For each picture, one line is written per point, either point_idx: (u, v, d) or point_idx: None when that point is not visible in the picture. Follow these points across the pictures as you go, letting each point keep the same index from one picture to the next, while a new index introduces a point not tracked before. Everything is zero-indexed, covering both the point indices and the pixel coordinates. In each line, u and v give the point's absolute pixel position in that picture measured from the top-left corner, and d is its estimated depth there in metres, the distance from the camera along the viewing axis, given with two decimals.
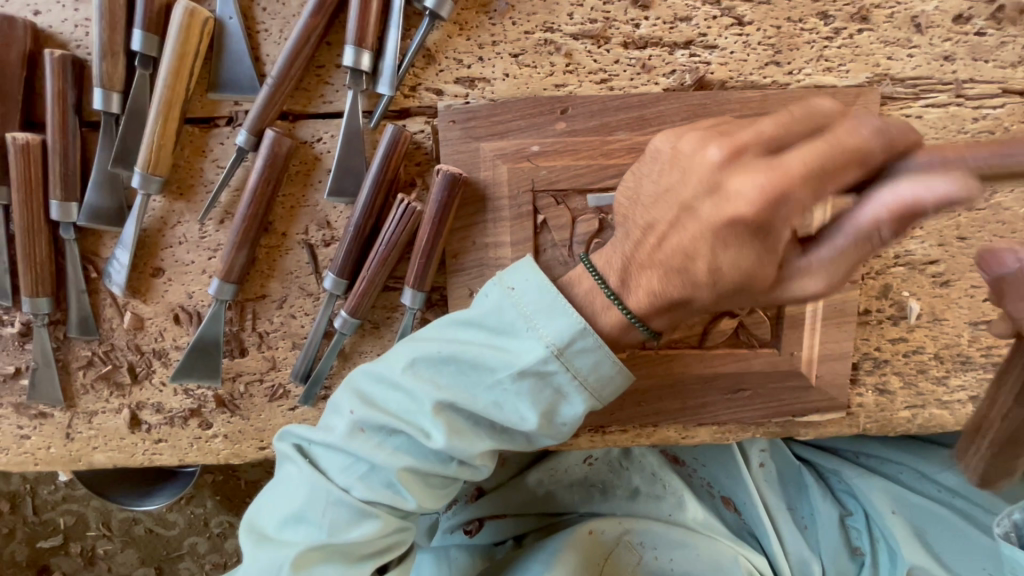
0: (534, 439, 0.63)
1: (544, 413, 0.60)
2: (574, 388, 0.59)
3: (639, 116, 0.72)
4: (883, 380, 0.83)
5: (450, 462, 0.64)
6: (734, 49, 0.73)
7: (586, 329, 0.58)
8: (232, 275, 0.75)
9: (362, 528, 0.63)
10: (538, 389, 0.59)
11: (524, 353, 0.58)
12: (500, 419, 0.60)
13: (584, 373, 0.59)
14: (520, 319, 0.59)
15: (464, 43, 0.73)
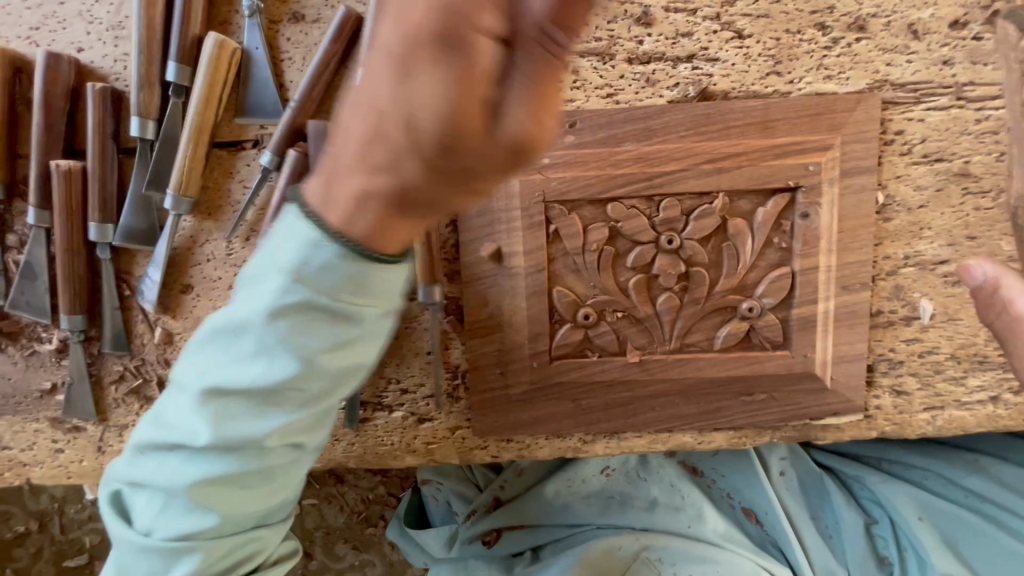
0: (325, 388, 0.59)
1: (321, 350, 0.56)
2: (340, 306, 0.55)
3: (645, 128, 0.75)
4: (900, 382, 0.83)
5: (255, 444, 0.60)
6: (735, 61, 0.76)
7: (322, 241, 0.52)
8: None
9: (214, 528, 0.62)
10: (306, 322, 0.55)
11: (270, 292, 0.55)
12: (259, 388, 0.57)
13: (360, 298, 0.55)
14: (271, 265, 0.54)
15: None
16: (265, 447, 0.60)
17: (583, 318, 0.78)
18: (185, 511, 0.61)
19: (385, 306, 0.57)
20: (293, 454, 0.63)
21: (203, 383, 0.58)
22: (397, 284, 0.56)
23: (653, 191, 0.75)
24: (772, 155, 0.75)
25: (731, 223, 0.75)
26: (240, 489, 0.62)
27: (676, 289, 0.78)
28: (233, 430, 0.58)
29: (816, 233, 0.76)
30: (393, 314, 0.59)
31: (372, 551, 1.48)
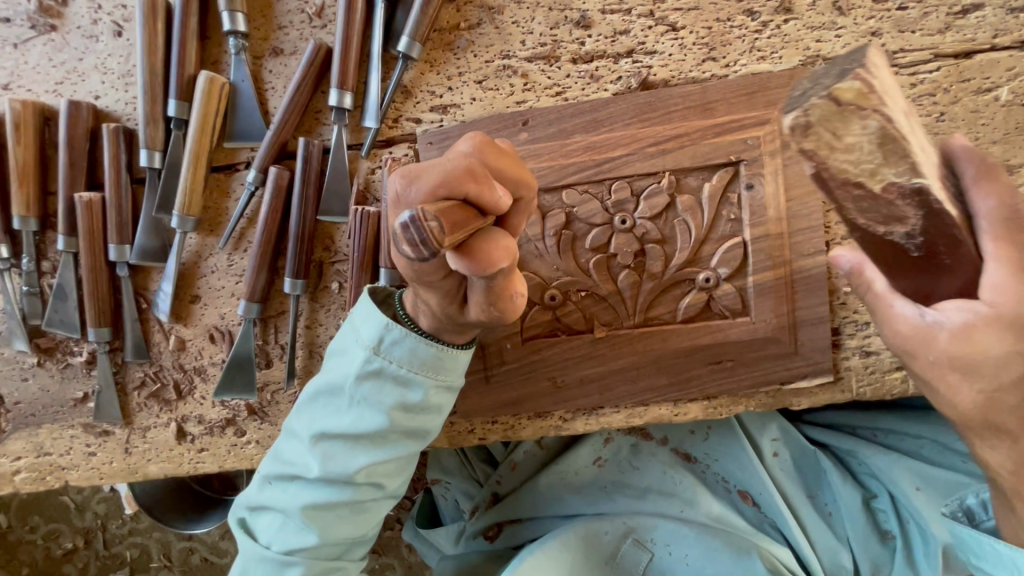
0: (401, 438, 0.77)
1: (396, 404, 0.74)
2: (407, 374, 0.74)
3: (592, 119, 0.81)
4: (867, 343, 0.85)
5: (347, 487, 0.77)
6: (672, 52, 0.82)
7: (392, 325, 0.73)
8: (256, 295, 0.87)
9: (312, 548, 0.78)
10: (379, 385, 0.75)
11: (354, 366, 0.75)
12: (355, 434, 0.75)
13: (430, 370, 0.74)
14: (354, 338, 0.76)
15: (435, 77, 0.85)
16: (353, 483, 0.77)
17: (550, 299, 0.84)
18: (292, 536, 0.78)
19: (443, 383, 0.76)
20: (375, 493, 0.79)
21: (309, 436, 0.77)
22: (456, 368, 0.76)
23: (603, 175, 0.81)
24: (713, 134, 0.80)
25: (680, 199, 0.80)
26: (262, 548, 0.80)
27: (635, 265, 0.83)
28: (331, 476, 0.76)
29: (763, 202, 0.80)
30: (446, 388, 0.76)
31: (391, 554, 1.53)
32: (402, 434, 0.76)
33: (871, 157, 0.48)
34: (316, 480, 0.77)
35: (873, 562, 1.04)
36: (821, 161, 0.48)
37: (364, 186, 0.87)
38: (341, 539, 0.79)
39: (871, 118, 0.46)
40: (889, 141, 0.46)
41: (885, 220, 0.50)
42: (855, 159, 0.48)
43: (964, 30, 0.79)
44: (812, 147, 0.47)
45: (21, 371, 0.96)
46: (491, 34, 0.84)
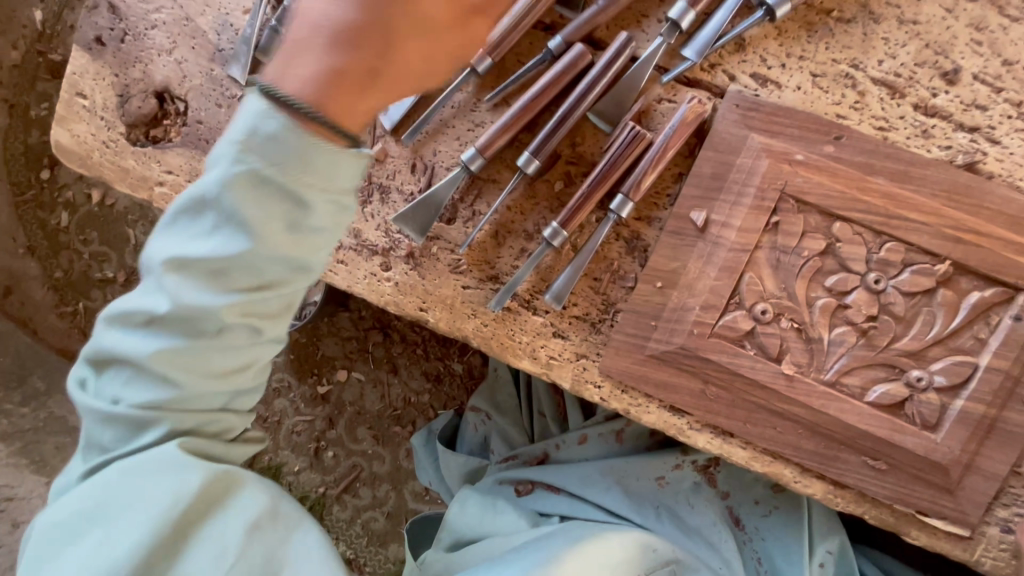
0: (267, 266, 0.63)
1: (280, 223, 0.61)
2: (288, 177, 0.60)
3: (904, 171, 0.77)
4: (1016, 522, 0.82)
5: (215, 328, 0.63)
6: (1015, 151, 0.77)
7: (269, 111, 0.59)
8: (487, 151, 0.83)
9: (172, 402, 0.66)
10: (254, 196, 0.60)
11: (209, 183, 0.61)
12: (220, 259, 0.61)
13: (316, 174, 0.61)
14: (221, 144, 0.61)
15: (776, 47, 0.81)
16: (221, 324, 0.64)
17: (760, 312, 0.80)
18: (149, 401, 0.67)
19: (329, 189, 0.62)
20: (252, 336, 0.66)
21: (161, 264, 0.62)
22: (351, 167, 0.63)
23: (886, 229, 0.76)
24: (1013, 249, 0.75)
25: (943, 292, 0.76)
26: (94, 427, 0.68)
27: (859, 328, 0.78)
28: (188, 305, 0.62)
29: (1019, 339, 0.75)
30: (345, 195, 0.64)
31: (388, 447, 1.52)
32: (275, 279, 0.64)
33: None
34: (165, 317, 0.63)
35: None
36: None
37: (645, 109, 0.83)
38: (184, 410, 0.67)
39: None
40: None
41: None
42: None
43: None
44: None
45: (220, 96, 0.92)
46: (854, 37, 0.79)
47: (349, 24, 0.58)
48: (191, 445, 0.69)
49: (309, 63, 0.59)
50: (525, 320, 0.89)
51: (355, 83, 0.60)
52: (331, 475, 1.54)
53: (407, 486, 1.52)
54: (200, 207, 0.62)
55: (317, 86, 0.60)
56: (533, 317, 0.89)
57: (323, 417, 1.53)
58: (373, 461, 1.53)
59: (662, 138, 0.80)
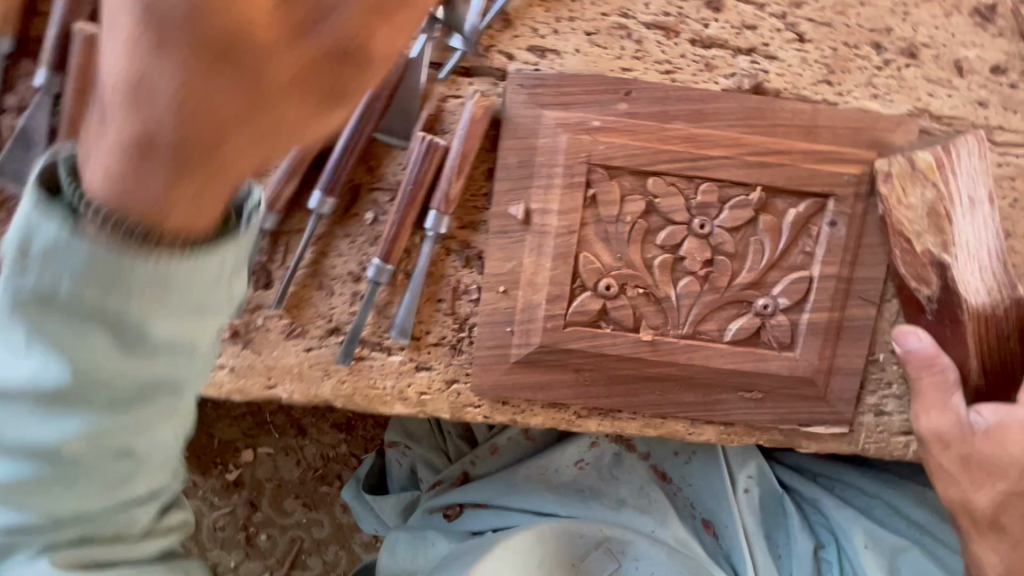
0: (121, 350, 0.42)
1: (132, 278, 0.39)
2: (138, 215, 0.39)
3: (697, 110, 0.75)
4: (884, 402, 0.87)
5: (48, 437, 0.44)
6: (793, 62, 0.77)
7: (137, 56, 0.38)
8: (276, 205, 0.74)
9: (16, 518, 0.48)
10: (75, 224, 0.38)
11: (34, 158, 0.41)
12: (31, 332, 0.40)
13: (197, 215, 0.40)
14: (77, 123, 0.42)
15: (543, 14, 0.76)
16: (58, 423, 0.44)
17: (605, 288, 0.78)
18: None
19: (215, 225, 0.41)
20: (116, 450, 0.48)
21: None
22: (230, 189, 0.41)
23: (696, 172, 0.75)
24: (812, 160, 0.76)
25: (763, 218, 0.77)
26: None
27: (699, 275, 0.78)
28: (5, 407, 0.43)
29: (840, 242, 0.78)
30: (222, 250, 0.42)
31: (322, 510, 1.42)
32: (126, 365, 0.42)
33: (920, 223, 0.76)
34: None
35: None
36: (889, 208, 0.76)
37: (433, 113, 0.76)
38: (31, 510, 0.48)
39: (926, 192, 0.76)
40: (935, 214, 0.76)
41: (919, 277, 0.77)
42: (912, 217, 0.76)
43: None
44: (884, 194, 0.76)
45: None
46: None
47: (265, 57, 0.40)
48: (59, 563, 0.51)
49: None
50: (383, 364, 0.83)
51: (217, 49, 0.38)
52: (273, 557, 1.41)
53: (355, 541, 1.43)
54: (25, 265, 0.39)
55: (207, 120, 0.38)
56: (391, 357, 0.83)
57: (243, 502, 1.40)
58: (311, 528, 1.43)
59: (459, 142, 0.74)
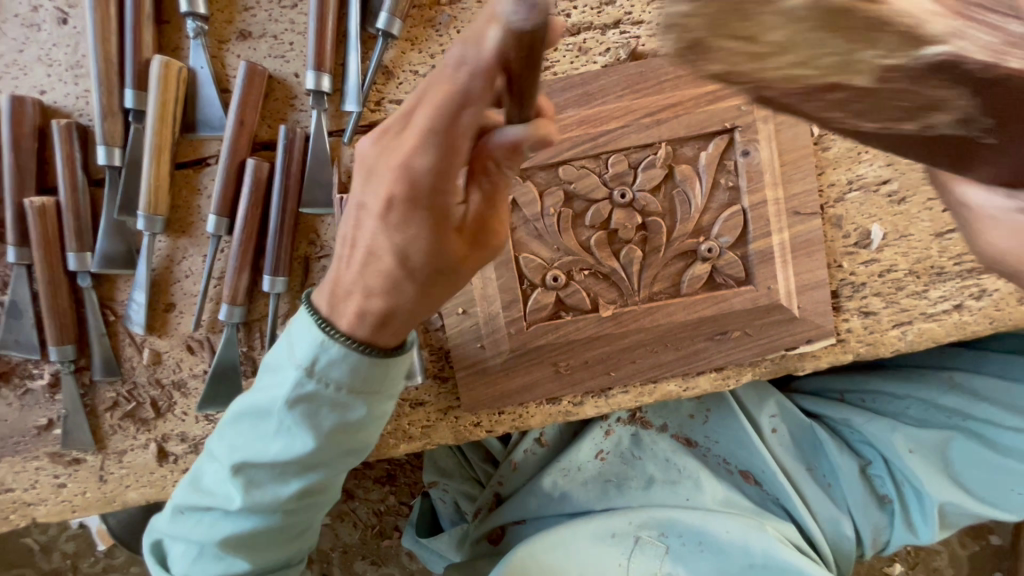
0: (335, 462, 0.68)
1: (333, 435, 0.65)
2: (343, 398, 0.63)
3: (583, 93, 0.79)
4: (865, 304, 0.86)
5: (281, 508, 0.70)
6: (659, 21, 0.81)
7: (324, 342, 0.61)
8: (238, 297, 0.81)
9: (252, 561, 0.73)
10: (309, 414, 0.64)
11: (279, 387, 0.64)
12: (283, 462, 0.66)
13: (368, 388, 0.63)
14: (286, 352, 0.64)
15: (417, 55, 0.81)
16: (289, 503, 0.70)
17: (553, 280, 0.81)
18: (278, 469, 0.67)
19: (382, 395, 0.65)
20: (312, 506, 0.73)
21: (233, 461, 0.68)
22: (398, 372, 0.65)
23: (600, 149, 0.79)
24: (705, 102, 0.79)
25: (677, 170, 0.79)
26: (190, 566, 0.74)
27: (637, 240, 0.81)
28: (260, 499, 0.68)
29: (759, 168, 0.80)
30: (387, 396, 0.66)
31: (391, 564, 1.46)
32: (334, 469, 0.69)
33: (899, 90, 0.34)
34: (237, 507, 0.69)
35: (874, 528, 1.09)
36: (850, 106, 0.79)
37: (346, 175, 0.82)
38: (264, 546, 0.73)
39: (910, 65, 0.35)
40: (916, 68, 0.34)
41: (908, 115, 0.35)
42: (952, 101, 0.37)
43: None
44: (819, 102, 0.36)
45: None
46: (473, 8, 0.80)
47: (434, 245, 0.56)
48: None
49: (416, 233, 0.55)
50: None
51: (460, 238, 0.58)
52: None
53: None
54: (292, 409, 0.63)
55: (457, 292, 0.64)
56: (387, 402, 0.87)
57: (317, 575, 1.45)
58: None
59: None
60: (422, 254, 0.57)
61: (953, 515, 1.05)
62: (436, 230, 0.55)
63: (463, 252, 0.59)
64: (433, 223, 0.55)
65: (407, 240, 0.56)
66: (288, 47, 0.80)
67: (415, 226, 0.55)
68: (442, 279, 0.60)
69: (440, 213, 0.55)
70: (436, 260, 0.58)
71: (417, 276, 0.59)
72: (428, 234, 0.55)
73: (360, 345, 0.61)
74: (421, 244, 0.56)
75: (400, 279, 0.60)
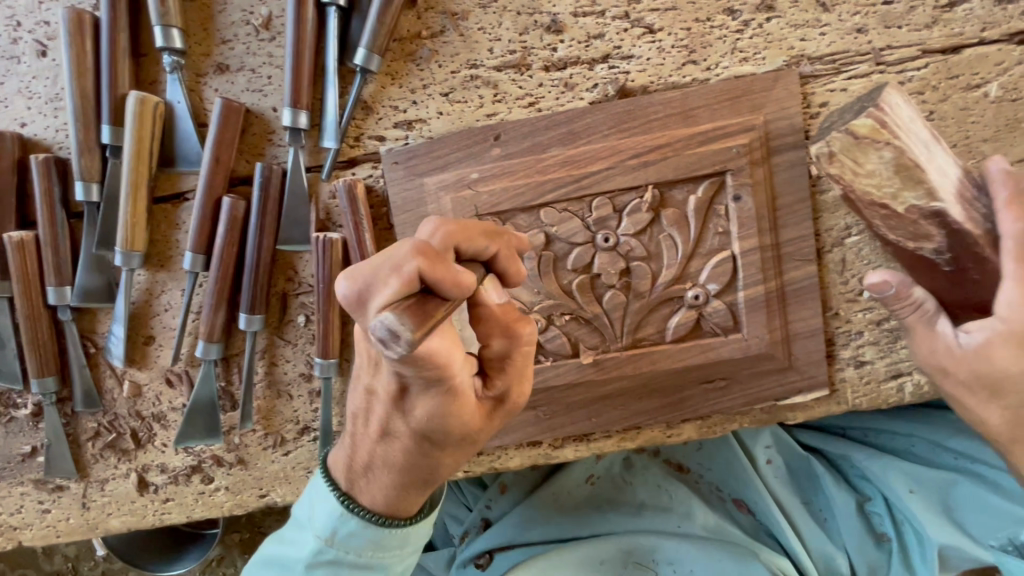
0: None
1: None
2: (365, 559, 0.65)
3: (568, 132, 0.76)
4: (861, 353, 0.82)
5: None
6: (650, 55, 0.77)
7: (347, 514, 0.63)
8: (215, 335, 0.81)
9: None
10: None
11: (302, 547, 0.65)
12: None
13: (389, 551, 0.65)
14: (309, 513, 0.66)
15: (397, 90, 0.78)
16: None
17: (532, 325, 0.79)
18: None
19: (403, 553, 0.67)
20: None
21: None
22: (416, 533, 0.67)
23: (583, 191, 0.76)
24: (696, 143, 0.75)
25: (664, 214, 0.76)
26: None
27: (620, 285, 0.78)
28: None
29: (752, 213, 0.76)
30: (409, 552, 0.68)
31: None
32: None
33: (892, 182, 0.57)
34: None
35: (871, 568, 1.03)
36: (847, 182, 0.59)
37: (324, 212, 0.80)
38: None
39: (886, 149, 0.55)
40: (905, 170, 0.56)
41: (914, 236, 0.59)
42: (874, 183, 0.57)
43: (952, 24, 0.75)
44: (836, 173, 0.58)
45: None
46: (455, 42, 0.78)
47: (454, 416, 0.56)
48: None
49: (432, 401, 0.55)
50: None
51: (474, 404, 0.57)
52: None
53: None
54: (315, 567, 0.65)
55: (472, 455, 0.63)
56: None
57: None
58: None
59: (352, 231, 0.78)
60: (439, 423, 0.56)
61: (956, 560, 0.98)
62: (453, 395, 0.54)
63: (480, 420, 0.58)
64: (451, 397, 0.54)
65: (423, 409, 0.55)
66: (266, 81, 0.79)
67: (428, 396, 0.54)
68: (462, 441, 0.58)
69: (455, 386, 0.54)
70: (455, 430, 0.57)
71: (436, 441, 0.58)
72: (448, 405, 0.55)
73: (381, 518, 0.63)
74: (439, 413, 0.55)
75: (415, 447, 0.59)
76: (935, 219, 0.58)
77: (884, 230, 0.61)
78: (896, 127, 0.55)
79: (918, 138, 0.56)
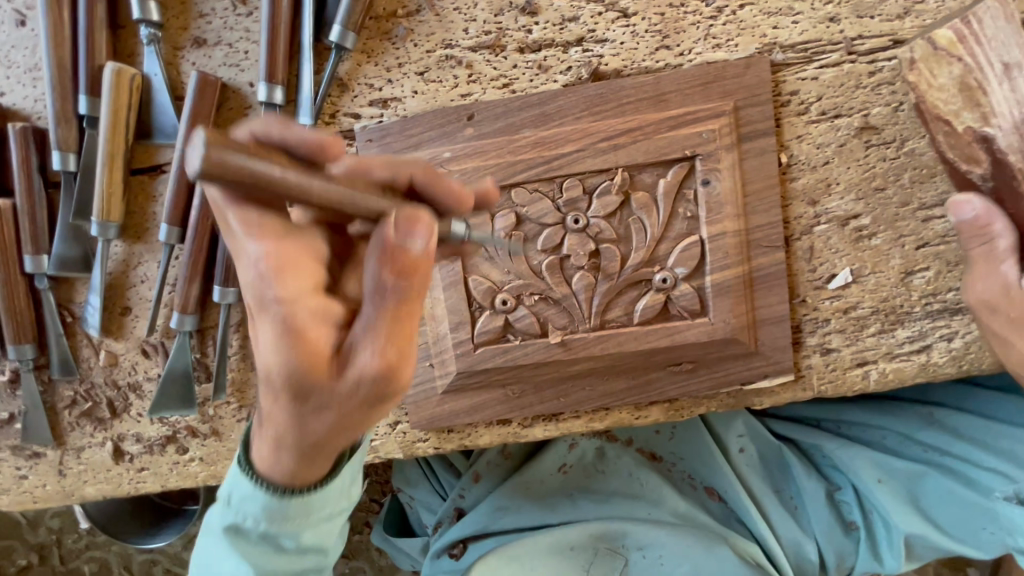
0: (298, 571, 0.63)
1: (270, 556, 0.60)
2: (269, 527, 0.57)
3: (540, 113, 0.77)
4: (827, 340, 0.83)
5: None
6: (624, 39, 0.77)
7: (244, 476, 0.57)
8: (190, 307, 0.82)
9: None
10: (244, 540, 0.59)
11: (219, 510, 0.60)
12: None
13: (296, 517, 0.58)
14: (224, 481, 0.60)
15: (373, 68, 0.79)
16: None
17: (501, 304, 0.80)
18: None
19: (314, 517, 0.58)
20: None
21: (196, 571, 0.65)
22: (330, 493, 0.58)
23: (554, 173, 0.77)
24: (667, 127, 0.76)
25: (634, 197, 0.77)
26: None
27: (589, 267, 0.79)
28: None
29: (720, 198, 0.77)
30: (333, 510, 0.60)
31: (360, 558, 1.47)
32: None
33: (955, 100, 0.66)
34: None
35: (839, 554, 1.05)
36: (919, 93, 0.68)
37: None
38: None
39: (955, 66, 0.65)
40: (967, 87, 0.65)
41: (968, 158, 0.68)
42: (945, 97, 0.66)
43: (923, 15, 0.76)
44: (914, 80, 0.68)
45: None
46: (431, 21, 0.78)
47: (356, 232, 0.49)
48: None
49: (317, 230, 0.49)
50: None
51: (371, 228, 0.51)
52: None
53: None
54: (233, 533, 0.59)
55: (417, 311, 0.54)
56: None
57: None
58: None
59: None
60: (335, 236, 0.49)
61: (920, 548, 1.01)
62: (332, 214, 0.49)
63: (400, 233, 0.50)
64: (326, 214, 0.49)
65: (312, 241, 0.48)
66: (243, 57, 0.79)
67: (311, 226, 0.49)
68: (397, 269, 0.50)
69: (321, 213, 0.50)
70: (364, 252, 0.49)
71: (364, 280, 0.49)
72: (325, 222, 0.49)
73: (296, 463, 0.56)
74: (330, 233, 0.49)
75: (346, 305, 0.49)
76: (983, 143, 0.66)
77: (943, 148, 0.69)
78: (973, 42, 0.64)
79: (997, 56, 0.64)
